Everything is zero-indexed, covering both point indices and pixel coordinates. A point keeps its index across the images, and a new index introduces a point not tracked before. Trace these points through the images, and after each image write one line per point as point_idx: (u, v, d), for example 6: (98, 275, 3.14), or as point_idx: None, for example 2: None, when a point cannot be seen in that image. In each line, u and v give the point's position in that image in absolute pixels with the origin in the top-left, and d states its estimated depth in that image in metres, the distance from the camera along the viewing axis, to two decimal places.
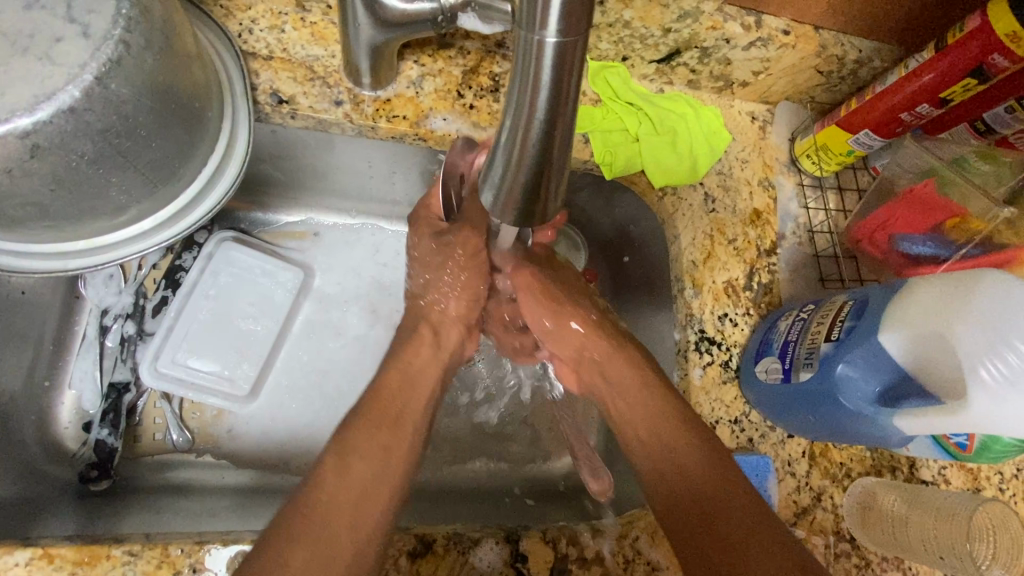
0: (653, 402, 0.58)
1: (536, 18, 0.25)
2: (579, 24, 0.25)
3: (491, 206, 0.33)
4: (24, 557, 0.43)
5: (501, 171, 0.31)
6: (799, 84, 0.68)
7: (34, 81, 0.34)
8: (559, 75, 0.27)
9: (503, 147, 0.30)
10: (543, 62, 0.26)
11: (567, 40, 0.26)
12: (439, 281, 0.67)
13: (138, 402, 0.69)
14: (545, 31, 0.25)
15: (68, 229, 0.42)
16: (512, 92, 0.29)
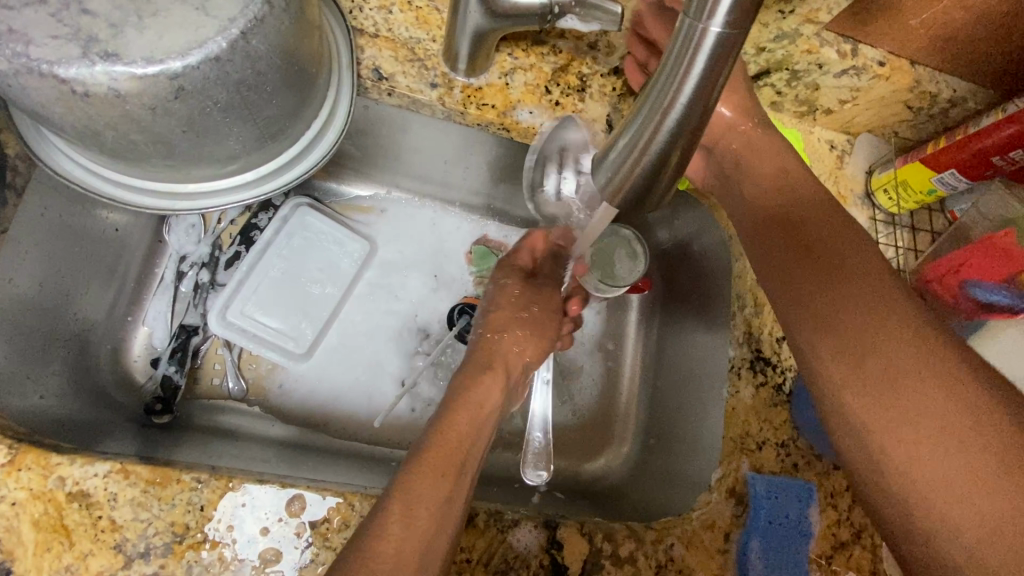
0: (876, 305, 0.52)
1: (706, 8, 0.28)
2: (745, 20, 0.29)
3: (602, 187, 0.37)
4: (103, 469, 0.45)
5: (621, 157, 0.35)
6: (885, 118, 0.67)
7: (189, 29, 0.37)
8: (711, 69, 0.30)
9: (634, 132, 0.34)
10: (701, 52, 0.30)
11: (733, 31, 0.29)
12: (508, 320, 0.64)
13: (203, 346, 0.72)
14: (711, 21, 0.29)
15: (182, 172, 0.46)
16: (658, 80, 0.32)
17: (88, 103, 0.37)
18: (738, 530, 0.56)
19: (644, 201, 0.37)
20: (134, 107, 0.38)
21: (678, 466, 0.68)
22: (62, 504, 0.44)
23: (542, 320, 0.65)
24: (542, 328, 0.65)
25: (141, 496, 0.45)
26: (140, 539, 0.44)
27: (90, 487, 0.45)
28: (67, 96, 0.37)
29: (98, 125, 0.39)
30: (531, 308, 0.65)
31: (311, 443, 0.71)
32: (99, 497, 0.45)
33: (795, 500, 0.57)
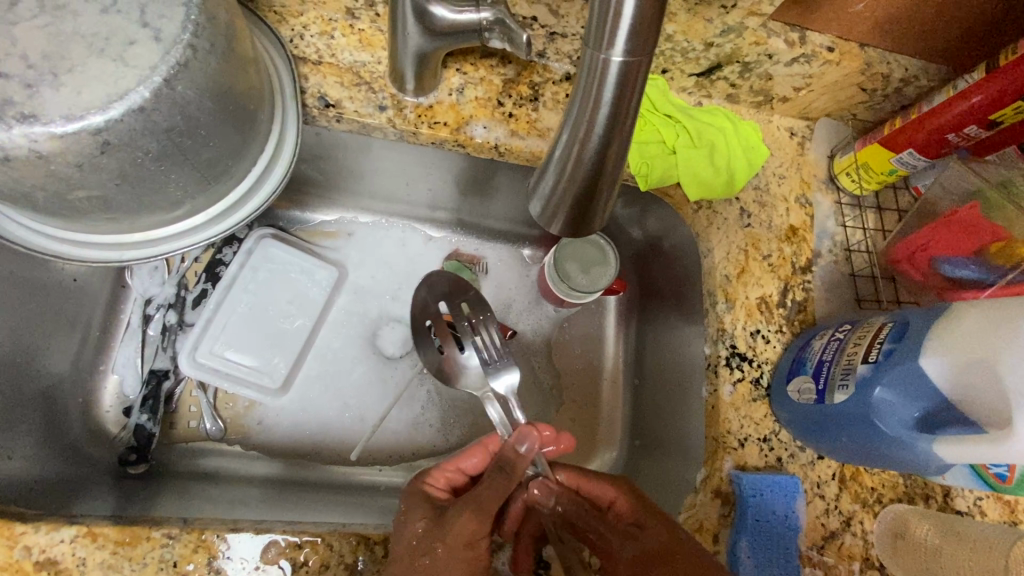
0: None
1: (604, 39, 0.29)
2: (645, 45, 0.29)
3: (540, 214, 0.38)
4: (69, 534, 0.44)
5: (551, 183, 0.36)
6: (841, 101, 0.67)
7: (109, 81, 0.36)
8: (620, 95, 0.30)
9: (559, 156, 0.34)
10: (606, 81, 0.30)
11: (633, 58, 0.29)
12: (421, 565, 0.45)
13: (176, 390, 0.70)
14: (611, 50, 0.29)
15: (125, 222, 0.45)
16: (574, 101, 0.32)
17: (9, 166, 0.36)
18: (727, 530, 0.56)
19: (586, 224, 0.37)
20: (60, 165, 0.37)
21: (663, 468, 0.70)
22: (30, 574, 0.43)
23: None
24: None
25: (111, 557, 0.44)
26: None
27: (58, 553, 0.43)
28: None
29: (27, 187, 0.38)
30: (433, 550, 0.46)
31: (300, 477, 0.70)
32: (67, 563, 0.43)
33: (780, 494, 0.56)
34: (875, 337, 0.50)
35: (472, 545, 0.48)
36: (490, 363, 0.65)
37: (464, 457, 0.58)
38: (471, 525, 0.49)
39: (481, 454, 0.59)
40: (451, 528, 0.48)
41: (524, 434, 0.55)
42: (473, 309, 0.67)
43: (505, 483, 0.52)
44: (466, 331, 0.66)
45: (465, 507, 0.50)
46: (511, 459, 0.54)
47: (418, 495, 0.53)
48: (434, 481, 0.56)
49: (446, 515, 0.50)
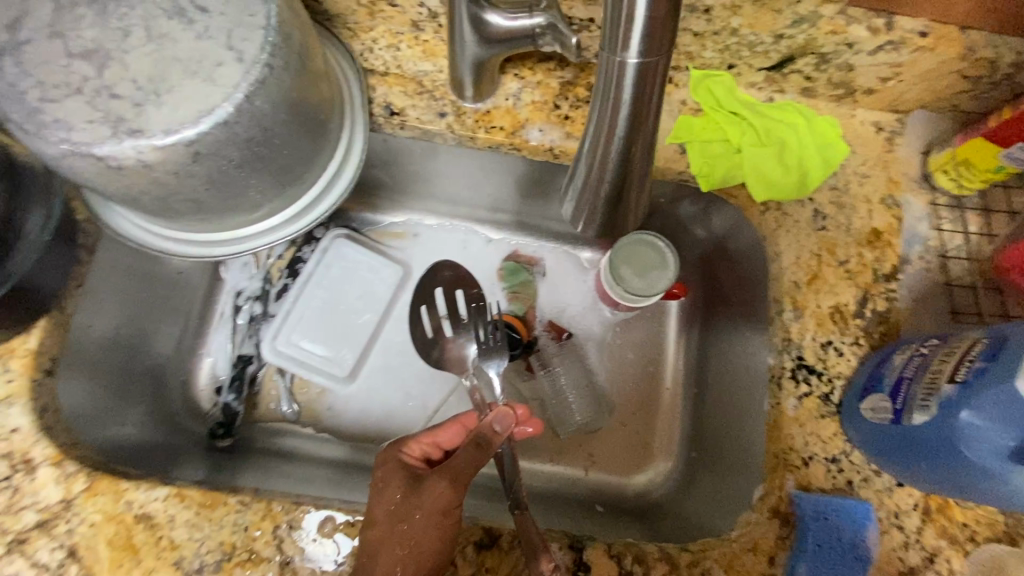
0: None
1: (619, 42, 0.31)
2: (659, 47, 0.31)
3: (576, 206, 0.46)
4: (163, 493, 0.50)
5: (585, 175, 0.42)
6: (938, 91, 0.60)
7: (200, 99, 0.41)
8: (637, 99, 0.34)
9: (591, 149, 0.39)
10: (624, 81, 0.32)
11: (649, 59, 0.31)
12: (398, 537, 0.48)
13: (259, 373, 0.78)
14: (625, 53, 0.31)
15: (216, 222, 0.51)
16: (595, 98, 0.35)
17: (120, 173, 0.42)
18: (785, 553, 0.52)
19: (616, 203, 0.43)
20: (160, 173, 0.43)
21: (722, 483, 0.67)
22: (131, 525, 0.49)
23: (420, 546, 0.48)
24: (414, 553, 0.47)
25: (195, 517, 0.49)
26: (195, 557, 0.48)
27: (153, 509, 0.49)
28: (106, 170, 0.42)
29: (136, 192, 0.45)
30: (410, 519, 0.49)
31: (365, 461, 0.75)
32: (160, 518, 0.49)
33: (848, 521, 0.52)
34: (963, 355, 0.45)
35: (447, 512, 0.50)
36: (487, 348, 0.69)
37: (442, 429, 0.56)
38: (446, 494, 0.50)
39: (457, 429, 0.56)
40: (426, 496, 0.50)
41: (498, 415, 0.54)
42: (476, 301, 0.72)
43: (479, 458, 0.52)
44: (474, 319, 0.71)
45: (440, 475, 0.51)
46: (489, 439, 0.52)
47: (392, 464, 0.53)
48: (410, 451, 0.54)
49: (421, 484, 0.51)
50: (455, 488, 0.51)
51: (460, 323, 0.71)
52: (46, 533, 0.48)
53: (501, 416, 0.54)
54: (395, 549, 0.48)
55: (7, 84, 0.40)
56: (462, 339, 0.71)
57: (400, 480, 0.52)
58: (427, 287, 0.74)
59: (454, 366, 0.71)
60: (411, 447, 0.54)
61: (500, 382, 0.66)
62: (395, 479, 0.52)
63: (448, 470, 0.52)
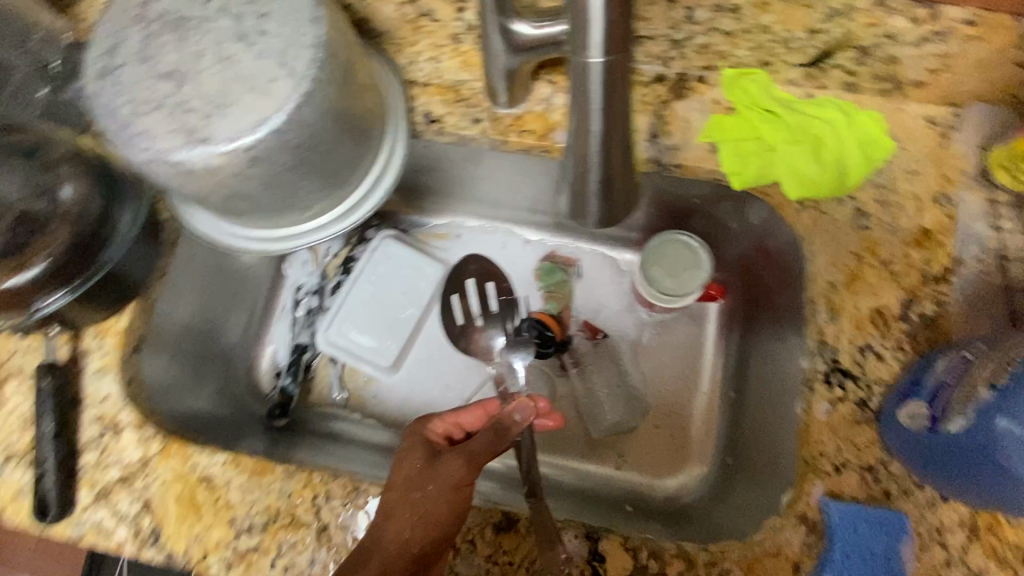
0: None
1: (583, 43, 0.35)
2: (619, 45, 0.35)
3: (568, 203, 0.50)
4: (221, 458, 0.56)
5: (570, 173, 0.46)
6: (999, 81, 0.56)
7: (256, 111, 0.47)
8: (608, 97, 0.38)
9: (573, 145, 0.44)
10: (591, 79, 0.37)
11: (610, 57, 0.35)
12: (411, 506, 0.51)
13: (313, 360, 0.85)
14: (589, 53, 0.35)
15: (273, 220, 0.57)
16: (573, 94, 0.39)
17: (192, 175, 0.49)
18: (811, 562, 0.50)
19: (607, 194, 0.47)
20: (224, 175, 0.49)
21: (755, 491, 0.65)
22: (194, 485, 0.56)
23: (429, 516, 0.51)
24: (424, 521, 0.50)
25: (247, 482, 0.55)
26: (246, 517, 0.54)
27: (213, 472, 0.56)
28: (181, 174, 0.49)
29: (205, 193, 0.51)
30: (424, 489, 0.52)
31: None
32: (218, 480, 0.56)
33: (880, 532, 0.49)
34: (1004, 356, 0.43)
35: (459, 488, 0.52)
36: (514, 341, 0.81)
37: (466, 411, 0.58)
38: (460, 470, 0.53)
39: (480, 413, 0.59)
40: (442, 471, 0.53)
41: (520, 405, 0.58)
42: (506, 297, 0.84)
43: (495, 441, 0.56)
44: (505, 313, 0.83)
45: (457, 454, 0.54)
46: (508, 427, 0.56)
47: (415, 438, 0.56)
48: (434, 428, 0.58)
49: (439, 458, 0.54)
50: (469, 467, 0.54)
51: (490, 315, 0.83)
52: (127, 487, 0.56)
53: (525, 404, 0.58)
54: (406, 515, 0.51)
55: (107, 104, 0.48)
56: (491, 330, 0.83)
57: (420, 453, 0.55)
58: (458, 280, 0.85)
59: (479, 353, 0.83)
60: (435, 425, 0.58)
61: (524, 371, 0.79)
62: (416, 452, 0.55)
63: (464, 450, 0.55)
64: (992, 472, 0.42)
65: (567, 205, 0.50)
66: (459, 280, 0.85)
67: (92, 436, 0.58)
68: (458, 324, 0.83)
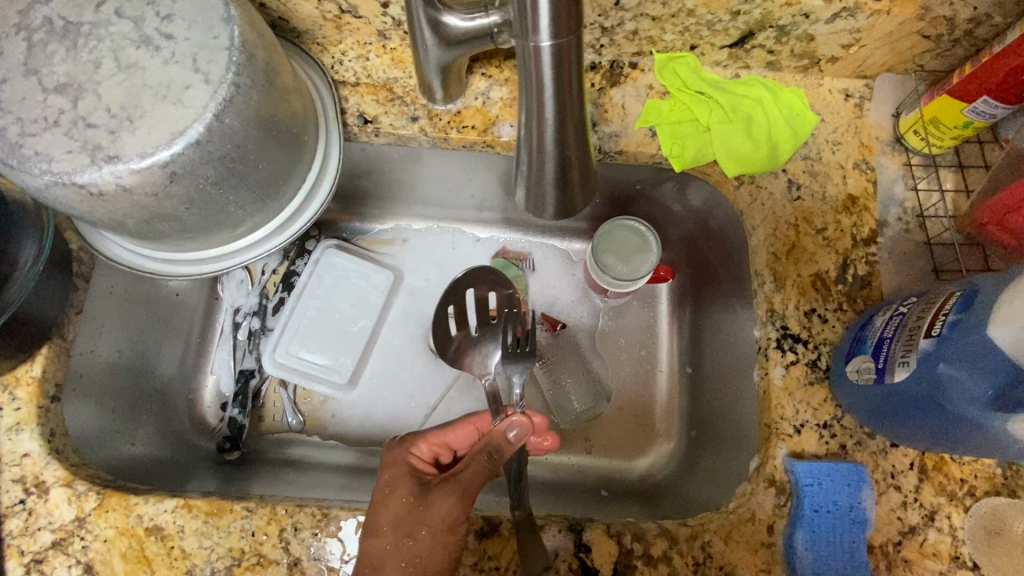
0: None
1: (530, 28, 0.34)
2: (569, 26, 0.34)
3: (524, 199, 0.50)
4: (170, 505, 0.51)
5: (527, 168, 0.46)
6: (902, 52, 0.61)
7: (171, 122, 0.43)
8: (559, 85, 0.37)
9: (526, 136, 0.43)
10: (542, 61, 0.35)
11: (560, 41, 0.34)
12: (404, 548, 0.50)
13: (261, 387, 0.79)
14: (539, 38, 0.34)
15: (201, 241, 0.53)
16: (524, 79, 0.38)
17: (104, 199, 0.44)
18: (783, 521, 0.52)
19: (563, 184, 0.47)
20: (141, 196, 0.44)
21: (721, 461, 0.68)
22: (142, 538, 0.51)
23: (422, 560, 0.49)
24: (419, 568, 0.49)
25: (203, 526, 0.51)
26: (206, 564, 0.50)
27: (163, 521, 0.51)
28: (89, 198, 0.44)
29: (120, 217, 0.47)
30: (416, 534, 0.50)
31: (372, 465, 0.76)
32: (169, 529, 0.51)
33: (844, 486, 0.52)
34: (939, 308, 0.45)
35: (452, 528, 0.50)
36: (513, 354, 0.68)
37: (453, 432, 0.59)
38: (453, 508, 0.51)
39: (467, 431, 0.59)
40: (432, 508, 0.51)
41: (514, 423, 0.56)
42: (509, 306, 0.73)
43: (489, 467, 0.54)
44: (505, 323, 0.70)
45: (447, 486, 0.52)
46: (501, 448, 0.55)
47: (401, 468, 0.55)
48: (420, 452, 0.57)
49: (429, 495, 0.52)
50: (461, 502, 0.51)
51: (487, 325, 0.72)
52: (62, 552, 0.50)
53: (519, 420, 0.56)
54: (400, 560, 0.49)
55: None
56: (489, 341, 0.72)
57: (407, 484, 0.54)
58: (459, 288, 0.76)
59: (476, 368, 0.73)
60: (420, 450, 0.57)
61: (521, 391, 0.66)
62: (403, 483, 0.54)
63: (455, 482, 0.53)
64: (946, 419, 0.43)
65: (524, 197, 0.50)
66: (457, 291, 0.76)
67: (14, 500, 0.51)
68: (453, 338, 0.74)
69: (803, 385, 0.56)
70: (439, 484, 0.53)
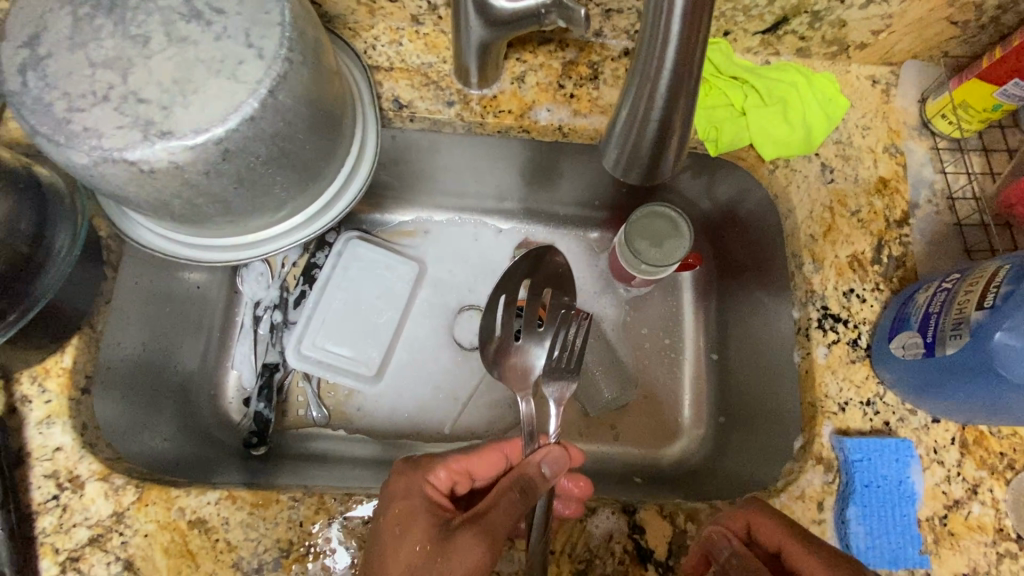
0: None
1: None
2: None
3: (614, 168, 0.46)
4: (214, 497, 0.50)
5: (622, 134, 0.44)
6: (930, 39, 0.62)
7: (226, 97, 0.42)
8: (687, 29, 0.36)
9: (632, 99, 0.41)
10: (672, 14, 0.36)
11: None
12: None
13: (285, 380, 0.77)
14: None
15: (242, 225, 0.52)
16: (644, 41, 0.38)
17: (154, 176, 0.42)
18: (833, 498, 0.52)
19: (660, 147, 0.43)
20: (192, 174, 0.43)
21: (754, 445, 0.68)
22: (185, 531, 0.49)
23: None
24: None
25: (248, 517, 0.49)
26: (253, 557, 0.48)
27: (206, 514, 0.49)
28: (139, 175, 0.42)
29: (167, 197, 0.45)
30: None
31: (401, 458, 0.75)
32: (214, 522, 0.49)
33: (891, 460, 0.53)
34: (988, 282, 0.46)
35: None
36: (558, 367, 0.64)
37: (474, 459, 0.54)
38: (479, 555, 0.46)
39: (489, 457, 0.55)
40: (455, 556, 0.46)
41: (549, 456, 0.53)
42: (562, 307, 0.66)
43: (520, 507, 0.49)
44: (557, 327, 0.65)
45: (473, 530, 0.47)
46: (535, 484, 0.50)
47: (412, 504, 0.49)
48: (437, 482, 0.52)
49: (450, 541, 0.47)
50: (489, 551, 0.46)
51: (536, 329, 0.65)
52: (100, 549, 0.48)
53: (553, 451, 0.53)
54: None
55: (35, 101, 0.41)
56: (534, 345, 0.65)
57: (421, 524, 0.48)
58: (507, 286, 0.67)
59: (515, 375, 0.65)
60: (434, 481, 0.52)
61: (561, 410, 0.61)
62: (417, 523, 0.48)
63: (481, 528, 0.47)
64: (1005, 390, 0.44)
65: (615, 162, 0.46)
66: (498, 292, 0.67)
67: (46, 496, 0.49)
68: (497, 337, 0.66)
69: (846, 364, 0.57)
70: (461, 525, 0.48)
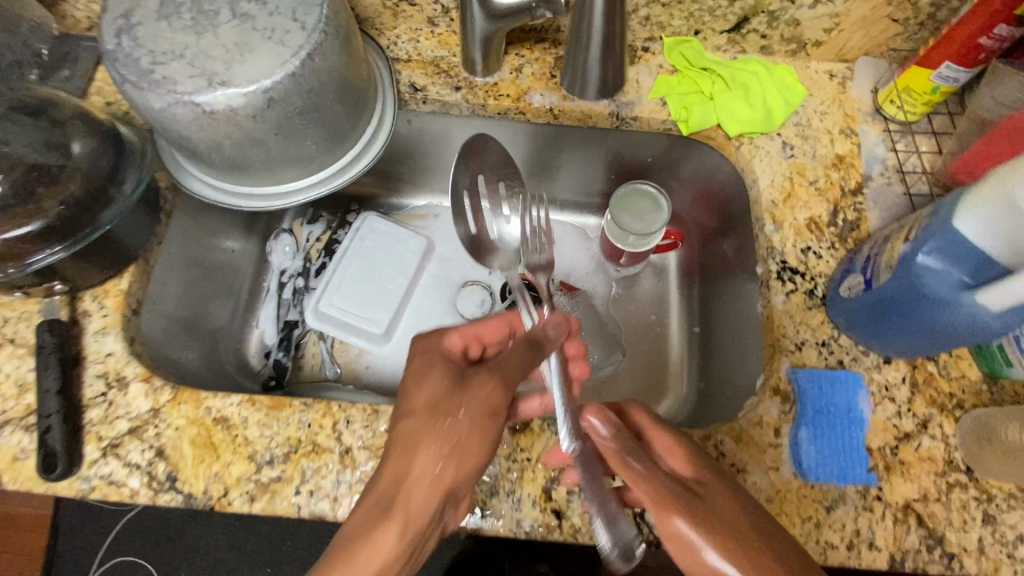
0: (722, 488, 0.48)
1: None
2: None
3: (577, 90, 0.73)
4: (236, 399, 0.57)
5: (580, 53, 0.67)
6: (876, 36, 0.71)
7: (274, 56, 0.52)
8: None
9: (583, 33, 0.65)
10: None
11: None
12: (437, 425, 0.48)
13: (303, 337, 0.86)
14: None
15: (277, 174, 0.61)
16: None
17: (212, 117, 0.53)
18: (789, 425, 0.58)
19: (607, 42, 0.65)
20: (242, 117, 0.53)
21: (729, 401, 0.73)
22: (209, 426, 0.56)
23: (460, 444, 0.49)
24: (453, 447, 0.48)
25: (264, 417, 0.57)
26: (266, 451, 0.55)
27: (229, 412, 0.57)
28: (202, 116, 0.53)
29: (220, 138, 0.55)
30: (457, 412, 0.49)
31: None
32: (235, 420, 0.56)
33: (840, 389, 0.59)
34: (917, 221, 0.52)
35: (493, 410, 0.50)
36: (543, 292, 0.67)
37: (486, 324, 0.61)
38: (492, 390, 0.50)
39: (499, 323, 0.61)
40: (472, 390, 0.50)
41: (552, 321, 0.55)
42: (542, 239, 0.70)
43: (533, 358, 0.52)
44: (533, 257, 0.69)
45: (488, 370, 0.52)
46: (543, 340, 0.53)
47: (433, 361, 0.55)
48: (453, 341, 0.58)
49: (469, 379, 0.51)
50: (504, 387, 0.51)
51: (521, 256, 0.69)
52: (137, 438, 0.56)
53: (560, 322, 0.55)
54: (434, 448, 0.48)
55: (126, 57, 0.52)
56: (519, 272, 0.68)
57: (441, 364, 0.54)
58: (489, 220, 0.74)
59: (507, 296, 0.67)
60: (454, 340, 0.58)
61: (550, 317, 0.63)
62: (436, 364, 0.54)
63: (495, 368, 0.52)
64: (931, 308, 0.50)
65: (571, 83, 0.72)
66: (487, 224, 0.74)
67: (96, 393, 0.57)
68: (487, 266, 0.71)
69: (805, 311, 0.63)
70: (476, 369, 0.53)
